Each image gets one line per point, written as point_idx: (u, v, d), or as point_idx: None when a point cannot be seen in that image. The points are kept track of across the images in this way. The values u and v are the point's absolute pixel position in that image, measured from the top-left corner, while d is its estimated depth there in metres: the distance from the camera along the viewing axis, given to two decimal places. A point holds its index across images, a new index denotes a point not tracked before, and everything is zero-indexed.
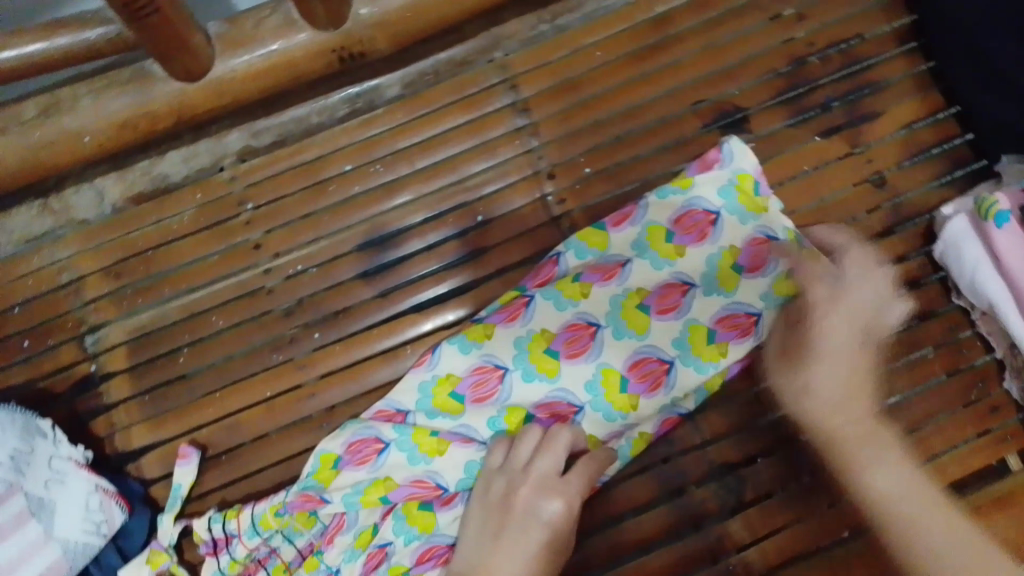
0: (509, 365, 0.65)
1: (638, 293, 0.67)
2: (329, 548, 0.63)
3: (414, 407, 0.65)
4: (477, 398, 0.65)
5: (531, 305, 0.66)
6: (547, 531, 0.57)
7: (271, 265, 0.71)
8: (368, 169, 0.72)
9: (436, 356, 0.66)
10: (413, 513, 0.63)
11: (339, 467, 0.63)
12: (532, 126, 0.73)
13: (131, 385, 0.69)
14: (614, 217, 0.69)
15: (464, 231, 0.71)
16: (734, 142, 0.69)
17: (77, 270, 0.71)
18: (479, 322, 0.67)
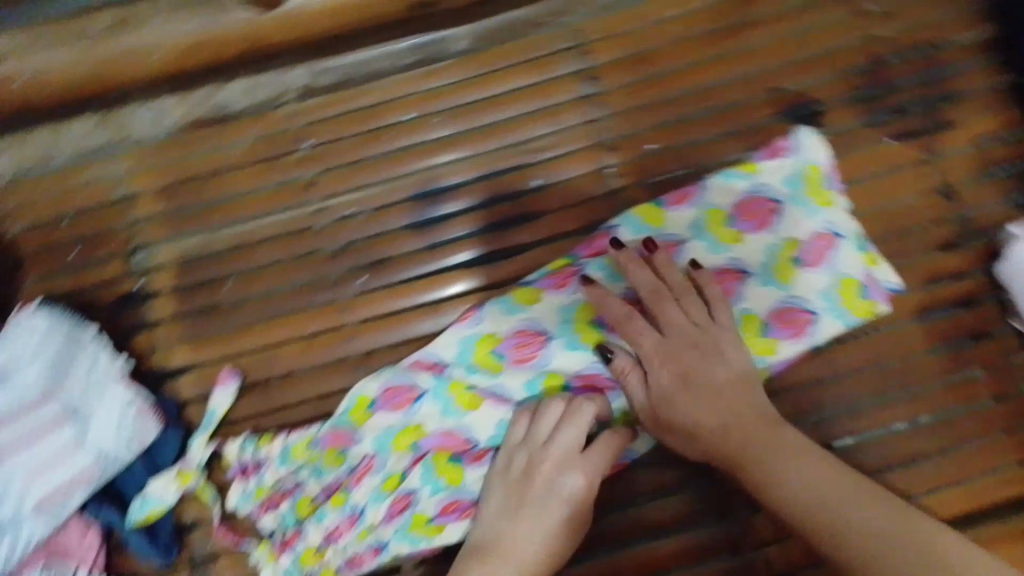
0: (553, 331, 0.65)
1: None
2: (356, 487, 0.63)
3: (453, 360, 0.65)
4: (518, 358, 0.65)
5: (579, 275, 0.66)
6: (568, 505, 0.58)
7: (322, 205, 0.70)
8: (429, 120, 0.71)
9: (481, 312, 0.66)
10: (443, 464, 0.63)
11: (375, 409, 0.64)
12: (600, 95, 0.71)
13: (176, 306, 0.69)
14: (675, 195, 0.68)
15: (520, 194, 0.70)
16: (805, 133, 0.68)
17: (132, 187, 0.71)
18: (528, 284, 0.66)
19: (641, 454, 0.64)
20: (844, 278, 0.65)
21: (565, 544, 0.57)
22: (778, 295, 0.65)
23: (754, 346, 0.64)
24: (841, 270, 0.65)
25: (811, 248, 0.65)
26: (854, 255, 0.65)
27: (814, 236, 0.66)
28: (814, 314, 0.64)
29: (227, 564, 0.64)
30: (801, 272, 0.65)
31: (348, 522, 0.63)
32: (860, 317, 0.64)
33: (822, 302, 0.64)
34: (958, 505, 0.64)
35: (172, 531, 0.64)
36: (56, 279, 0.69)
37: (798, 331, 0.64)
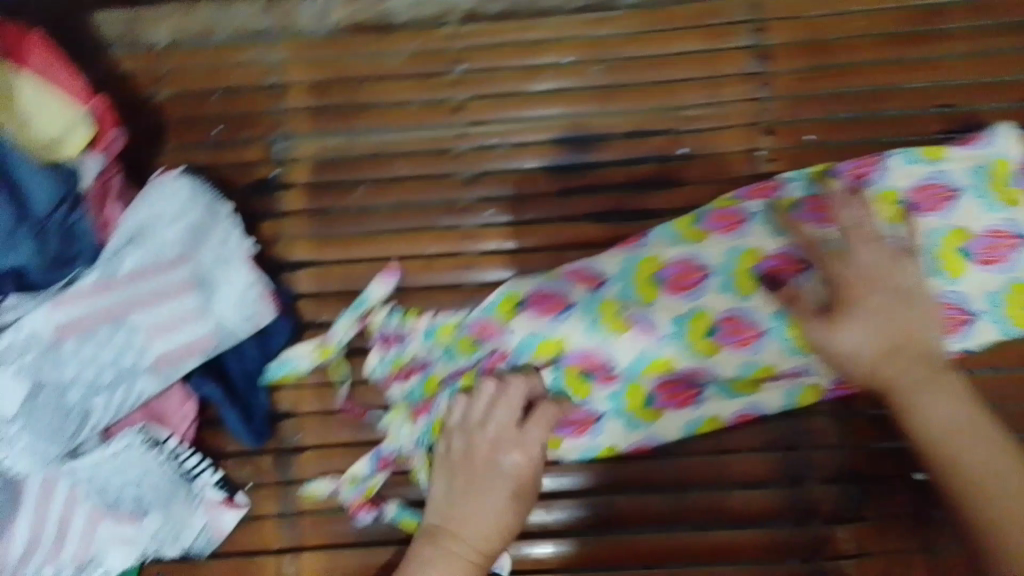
0: (713, 271, 0.65)
1: None
2: (487, 375, 0.65)
3: (610, 280, 0.66)
4: (673, 291, 0.65)
5: (747, 224, 0.66)
6: (511, 480, 0.60)
7: (466, 131, 0.70)
8: (589, 67, 0.70)
9: (645, 239, 0.66)
10: (573, 377, 0.65)
11: (522, 308, 0.65)
12: (768, 75, 0.69)
13: (306, 201, 0.69)
14: (855, 166, 0.66)
15: (667, 158, 0.68)
16: (1006, 129, 0.66)
17: (286, 76, 0.71)
18: (694, 220, 0.66)
19: (768, 411, 0.64)
20: (1015, 284, 0.64)
21: (512, 518, 0.59)
22: (941, 287, 0.64)
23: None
24: (1013, 275, 0.64)
25: (986, 245, 0.64)
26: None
27: (991, 233, 0.64)
28: (973, 315, 0.63)
29: (310, 460, 0.65)
30: (970, 267, 0.64)
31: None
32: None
33: (985, 304, 0.63)
34: None
35: (266, 411, 0.65)
36: (196, 151, 0.70)
37: (950, 328, 0.63)
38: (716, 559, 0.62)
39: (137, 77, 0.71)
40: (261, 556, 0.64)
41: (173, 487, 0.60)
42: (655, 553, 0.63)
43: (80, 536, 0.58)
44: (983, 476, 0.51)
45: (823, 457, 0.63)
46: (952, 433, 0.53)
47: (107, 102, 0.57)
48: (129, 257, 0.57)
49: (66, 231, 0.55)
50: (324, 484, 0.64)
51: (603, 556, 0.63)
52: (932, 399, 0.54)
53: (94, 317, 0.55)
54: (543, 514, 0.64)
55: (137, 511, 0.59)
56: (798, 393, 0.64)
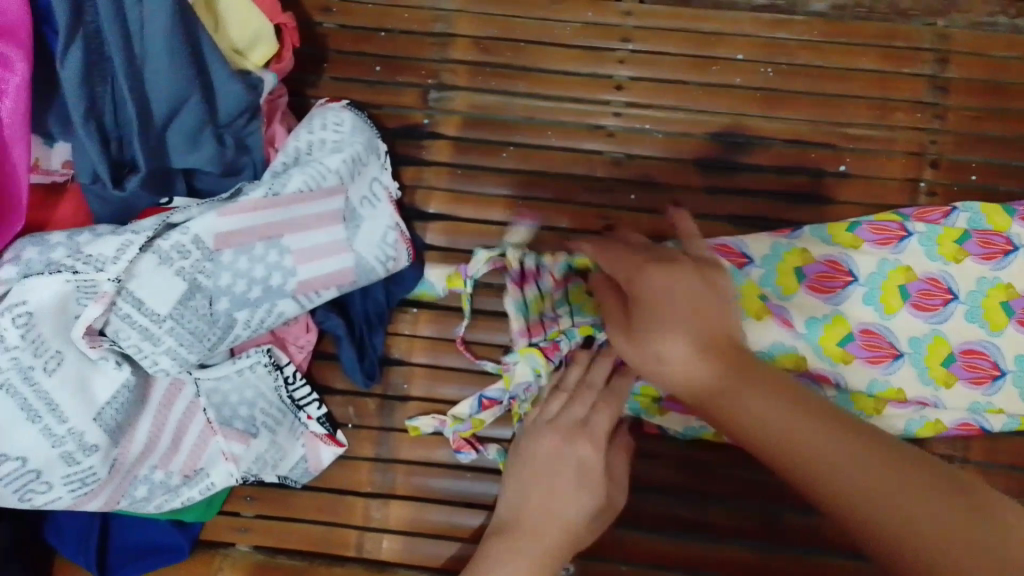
0: (860, 279, 0.63)
1: (1005, 289, 0.63)
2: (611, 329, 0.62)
3: (759, 264, 0.63)
4: (815, 286, 0.62)
5: (906, 240, 0.63)
6: (578, 472, 0.52)
7: (623, 111, 0.69)
8: (758, 68, 0.69)
9: (797, 232, 0.64)
10: None
11: None
12: (941, 108, 0.68)
13: (452, 154, 0.69)
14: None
15: (823, 173, 0.67)
16: None
17: (453, 27, 0.71)
18: (851, 227, 0.64)
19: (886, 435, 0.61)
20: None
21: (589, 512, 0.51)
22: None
23: None
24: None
25: None
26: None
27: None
28: None
29: (412, 411, 0.64)
30: None
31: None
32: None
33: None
34: None
35: (378, 356, 0.65)
36: (353, 86, 0.70)
37: None
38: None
39: (308, 3, 0.71)
40: (350, 497, 0.63)
41: (281, 413, 0.60)
42: (746, 566, 0.61)
43: (192, 447, 0.58)
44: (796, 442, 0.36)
45: None
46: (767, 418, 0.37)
47: (294, 24, 0.59)
48: (293, 178, 0.56)
49: (239, 141, 0.56)
50: (428, 421, 0.63)
51: (689, 557, 0.61)
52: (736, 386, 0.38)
53: (252, 232, 0.53)
54: (635, 504, 0.62)
55: (247, 431, 0.59)
56: (920, 424, 0.61)
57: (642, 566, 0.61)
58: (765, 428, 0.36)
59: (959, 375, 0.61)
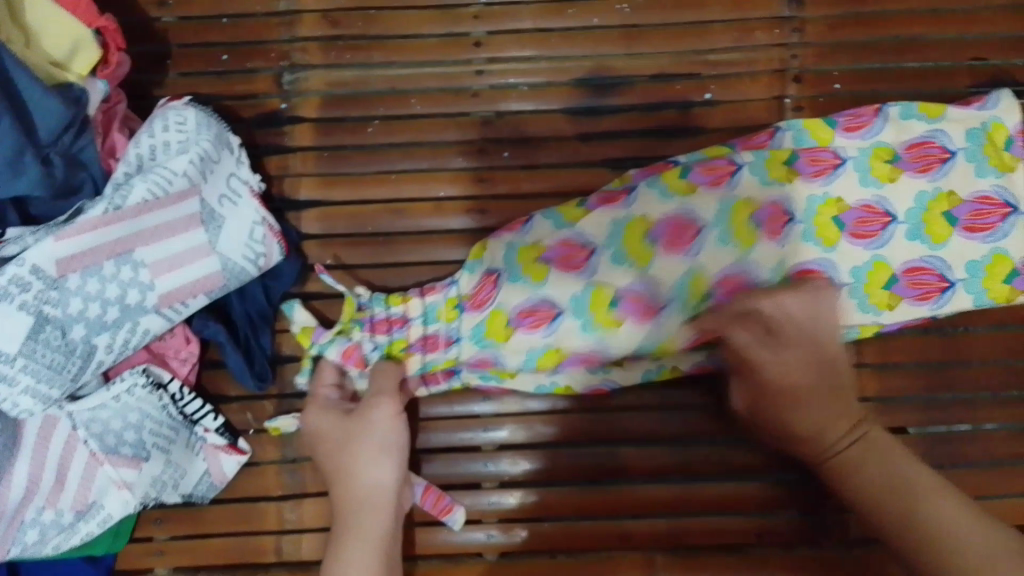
0: (707, 223, 0.57)
1: (836, 204, 0.58)
2: (469, 312, 0.61)
3: (601, 245, 0.59)
4: (670, 244, 0.57)
5: (737, 174, 0.59)
6: (381, 468, 0.54)
7: (485, 69, 0.67)
8: (614, 5, 0.68)
9: (632, 195, 0.60)
10: (495, 322, 0.59)
11: (490, 240, 0.62)
12: (798, 21, 0.67)
13: (315, 137, 0.66)
14: (849, 120, 0.61)
15: (689, 104, 0.67)
16: (1004, 93, 0.62)
17: (298, 4, 0.68)
18: (682, 172, 0.60)
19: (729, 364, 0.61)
20: (999, 254, 0.58)
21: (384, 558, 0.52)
22: (920, 251, 0.58)
23: (872, 296, 0.58)
24: (999, 243, 0.58)
25: (971, 209, 0.59)
26: (1020, 233, 0.59)
27: (978, 198, 0.59)
28: (950, 284, 0.58)
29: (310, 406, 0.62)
30: (955, 232, 0.58)
31: (444, 376, 0.62)
32: (996, 301, 0.59)
33: (963, 273, 0.58)
34: None
35: (269, 356, 0.62)
36: (201, 81, 0.67)
37: (924, 296, 0.58)
38: (716, 508, 0.62)
39: None
40: (261, 504, 0.62)
41: (175, 430, 0.58)
42: (658, 505, 0.62)
43: (80, 481, 0.55)
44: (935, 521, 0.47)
45: None
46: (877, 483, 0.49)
47: (115, 24, 0.55)
48: (135, 188, 0.53)
49: (69, 158, 0.53)
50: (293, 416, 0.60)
51: (607, 505, 0.62)
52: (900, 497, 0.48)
53: (98, 251, 0.51)
54: (546, 462, 0.63)
55: (137, 455, 0.56)
56: None
57: (559, 523, 0.62)
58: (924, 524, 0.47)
59: None
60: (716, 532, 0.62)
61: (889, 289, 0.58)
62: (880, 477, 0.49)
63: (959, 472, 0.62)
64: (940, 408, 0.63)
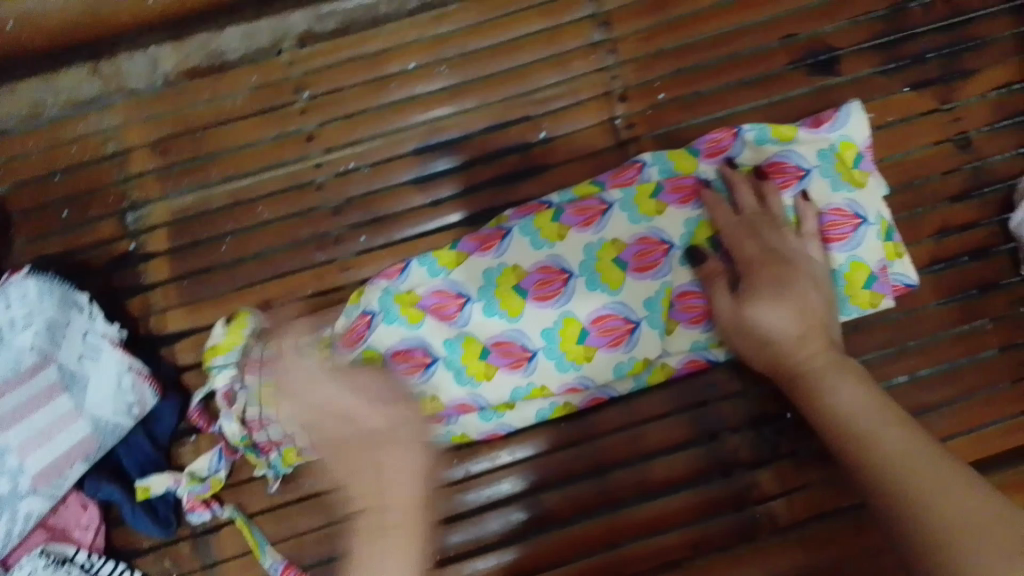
0: (576, 270, 0.62)
1: (613, 246, 0.62)
2: (343, 352, 0.61)
3: (476, 296, 0.62)
4: (540, 296, 0.61)
5: (607, 213, 0.63)
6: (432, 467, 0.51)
7: (323, 159, 0.67)
8: (433, 69, 0.68)
9: (506, 243, 0.63)
10: (368, 365, 0.60)
11: (368, 283, 0.64)
12: (611, 43, 0.69)
13: (171, 268, 0.66)
14: (709, 146, 0.66)
15: (528, 147, 0.68)
16: (853, 108, 0.66)
17: (125, 142, 0.67)
18: (555, 218, 0.63)
19: (620, 395, 0.64)
20: (855, 262, 0.63)
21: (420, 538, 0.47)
22: None
23: (668, 322, 0.62)
24: (855, 252, 0.63)
25: (828, 220, 0.63)
26: (871, 241, 0.63)
27: (833, 211, 0.63)
28: None
29: (227, 538, 0.61)
30: None
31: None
32: (861, 307, 0.63)
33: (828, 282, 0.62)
34: (965, 454, 0.64)
35: (173, 502, 0.61)
36: (47, 242, 0.66)
37: None
38: (649, 528, 0.62)
39: None
40: None
41: None
42: (596, 539, 0.62)
43: None
44: (896, 460, 0.46)
45: (736, 402, 0.65)
46: (852, 413, 0.50)
47: None
48: None
49: None
50: (238, 411, 0.61)
51: (541, 556, 0.62)
52: (876, 430, 0.48)
53: None
54: (474, 530, 0.63)
55: None
56: (628, 366, 0.62)
57: None
58: (892, 464, 0.46)
59: (597, 346, 0.61)
60: (656, 553, 0.61)
61: None
62: (860, 414, 0.49)
63: None
64: None
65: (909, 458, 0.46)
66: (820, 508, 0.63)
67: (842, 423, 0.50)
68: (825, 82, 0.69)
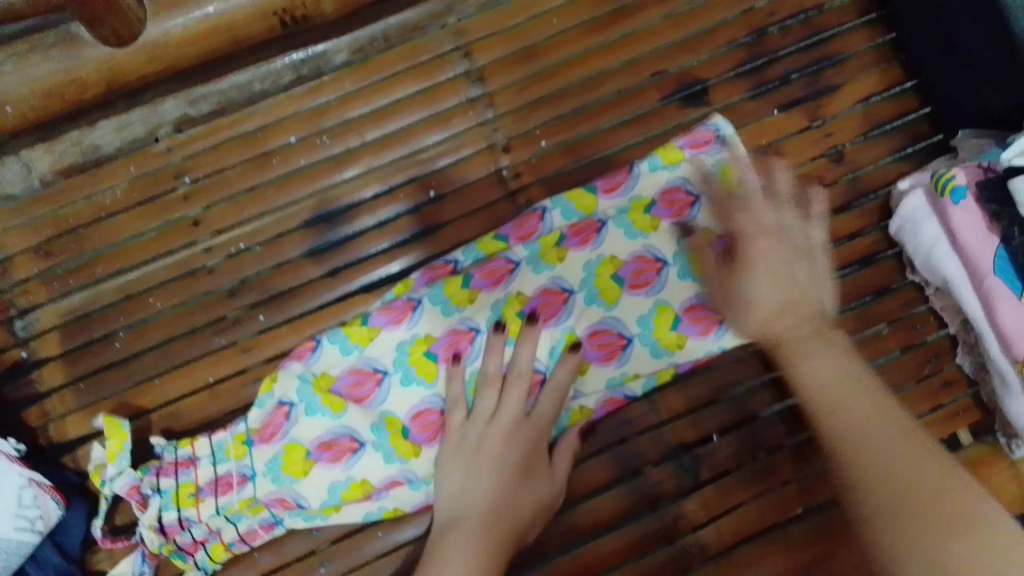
0: (482, 328, 0.63)
1: (518, 299, 0.63)
2: (263, 444, 0.61)
3: (392, 368, 0.63)
4: (451, 359, 0.62)
5: (515, 271, 0.64)
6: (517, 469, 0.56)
7: (213, 243, 0.67)
8: (315, 141, 0.69)
9: (417, 314, 0.63)
10: (292, 455, 0.60)
11: (282, 366, 0.64)
12: (487, 96, 0.70)
13: (66, 372, 0.65)
14: (607, 182, 0.67)
15: (417, 207, 0.68)
16: (728, 128, 0.68)
17: (6, 249, 0.66)
18: (463, 281, 0.64)
19: None
20: None
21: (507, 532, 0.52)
22: (693, 289, 0.64)
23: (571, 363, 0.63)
24: None
25: None
26: None
27: None
28: None
29: None
30: None
31: (264, 529, 0.61)
32: None
33: None
34: None
35: None
36: None
37: (707, 328, 0.63)
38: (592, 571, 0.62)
39: None
40: None
41: None
42: None
43: None
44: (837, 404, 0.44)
45: (652, 437, 0.65)
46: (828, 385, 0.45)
47: None
48: None
49: None
50: (152, 519, 0.60)
51: None
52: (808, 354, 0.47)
53: None
54: None
55: None
56: (567, 416, 0.63)
57: None
58: (854, 421, 0.43)
59: None
60: None
61: (676, 329, 0.63)
62: (831, 390, 0.45)
63: (785, 453, 0.64)
64: (746, 399, 0.65)
65: (870, 421, 0.42)
66: (748, 530, 0.63)
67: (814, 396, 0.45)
68: (698, 113, 0.71)
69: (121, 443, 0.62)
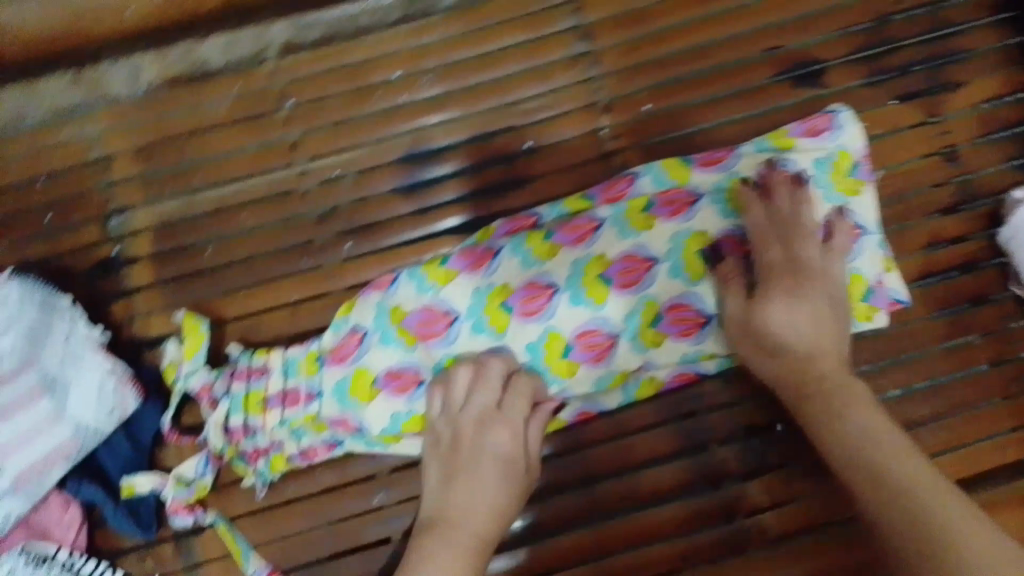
0: (561, 285, 0.62)
1: (601, 261, 0.63)
2: (331, 366, 0.63)
3: (465, 313, 0.63)
4: (525, 312, 0.62)
5: (598, 231, 0.63)
6: (495, 461, 0.58)
7: (308, 168, 0.68)
8: (417, 80, 0.69)
9: (496, 262, 0.63)
10: (359, 381, 0.62)
11: (361, 293, 0.65)
12: (594, 54, 0.69)
13: (153, 273, 0.67)
14: (704, 156, 0.66)
15: (511, 156, 0.68)
16: (849, 116, 0.66)
17: (107, 147, 0.68)
18: (546, 236, 0.64)
19: (609, 407, 0.64)
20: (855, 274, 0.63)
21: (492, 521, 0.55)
22: None
23: (646, 335, 0.62)
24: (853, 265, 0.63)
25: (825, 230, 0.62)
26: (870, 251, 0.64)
27: None
28: None
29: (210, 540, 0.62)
30: None
31: (326, 448, 0.63)
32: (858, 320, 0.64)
33: None
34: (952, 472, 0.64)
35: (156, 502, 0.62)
36: (32, 245, 0.67)
37: None
38: (643, 539, 0.62)
39: None
40: None
41: None
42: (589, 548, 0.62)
43: None
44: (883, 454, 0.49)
45: (720, 415, 0.64)
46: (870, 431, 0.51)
47: None
48: None
49: None
50: (220, 419, 0.62)
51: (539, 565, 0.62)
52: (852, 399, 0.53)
53: None
54: None
55: None
56: (636, 386, 0.64)
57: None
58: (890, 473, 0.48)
59: (579, 361, 0.62)
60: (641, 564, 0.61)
61: None
62: (887, 441, 0.50)
63: None
64: None
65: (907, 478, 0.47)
66: (808, 522, 0.62)
67: (866, 448, 0.50)
68: (810, 94, 0.69)
69: (197, 344, 0.64)
